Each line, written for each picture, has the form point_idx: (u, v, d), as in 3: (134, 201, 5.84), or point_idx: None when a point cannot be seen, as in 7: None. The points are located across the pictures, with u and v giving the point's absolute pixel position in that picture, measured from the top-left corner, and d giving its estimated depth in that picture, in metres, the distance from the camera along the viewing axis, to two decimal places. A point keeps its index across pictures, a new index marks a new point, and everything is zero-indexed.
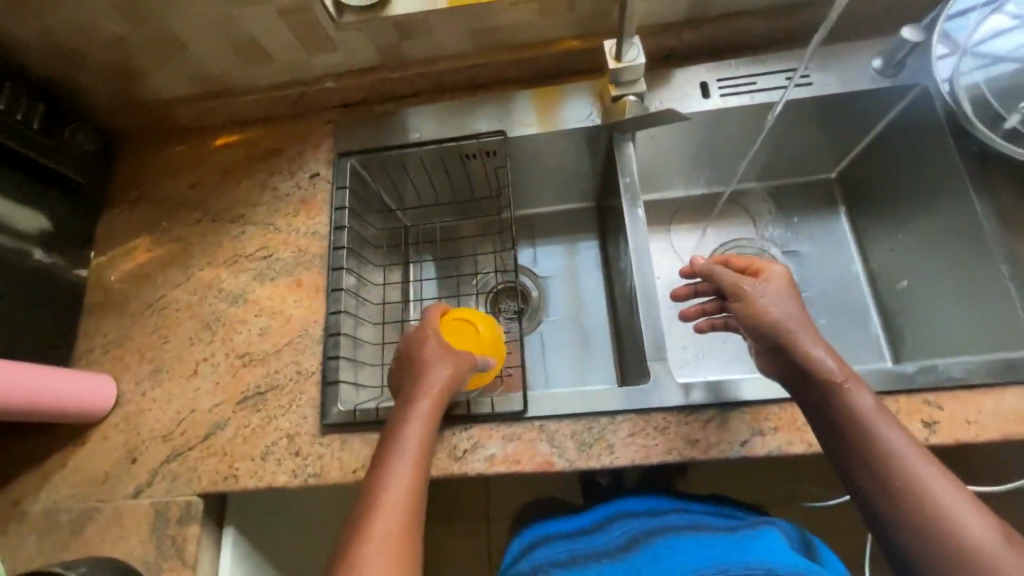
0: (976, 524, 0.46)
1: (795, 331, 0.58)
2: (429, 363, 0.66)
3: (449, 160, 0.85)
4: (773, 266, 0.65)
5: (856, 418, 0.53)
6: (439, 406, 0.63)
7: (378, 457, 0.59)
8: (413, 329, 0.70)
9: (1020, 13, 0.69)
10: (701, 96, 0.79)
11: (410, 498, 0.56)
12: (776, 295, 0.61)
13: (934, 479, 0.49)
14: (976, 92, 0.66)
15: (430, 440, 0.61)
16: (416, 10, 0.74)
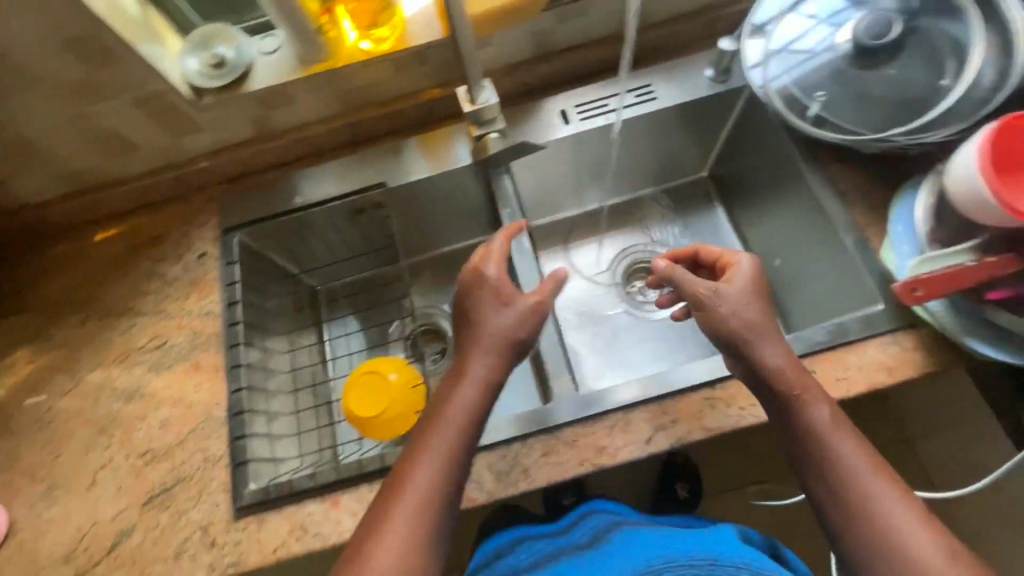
0: (910, 537, 0.50)
1: (758, 332, 0.60)
2: (489, 312, 0.63)
3: (337, 218, 0.87)
4: (741, 258, 0.65)
5: (811, 430, 0.56)
6: (488, 388, 0.61)
7: (414, 441, 0.59)
8: (481, 256, 0.67)
9: (815, 13, 0.75)
10: (561, 122, 0.84)
11: (430, 494, 0.55)
12: (741, 293, 0.62)
13: (878, 490, 0.53)
14: (783, 92, 0.72)
15: (472, 424, 0.59)
16: (273, 84, 0.75)
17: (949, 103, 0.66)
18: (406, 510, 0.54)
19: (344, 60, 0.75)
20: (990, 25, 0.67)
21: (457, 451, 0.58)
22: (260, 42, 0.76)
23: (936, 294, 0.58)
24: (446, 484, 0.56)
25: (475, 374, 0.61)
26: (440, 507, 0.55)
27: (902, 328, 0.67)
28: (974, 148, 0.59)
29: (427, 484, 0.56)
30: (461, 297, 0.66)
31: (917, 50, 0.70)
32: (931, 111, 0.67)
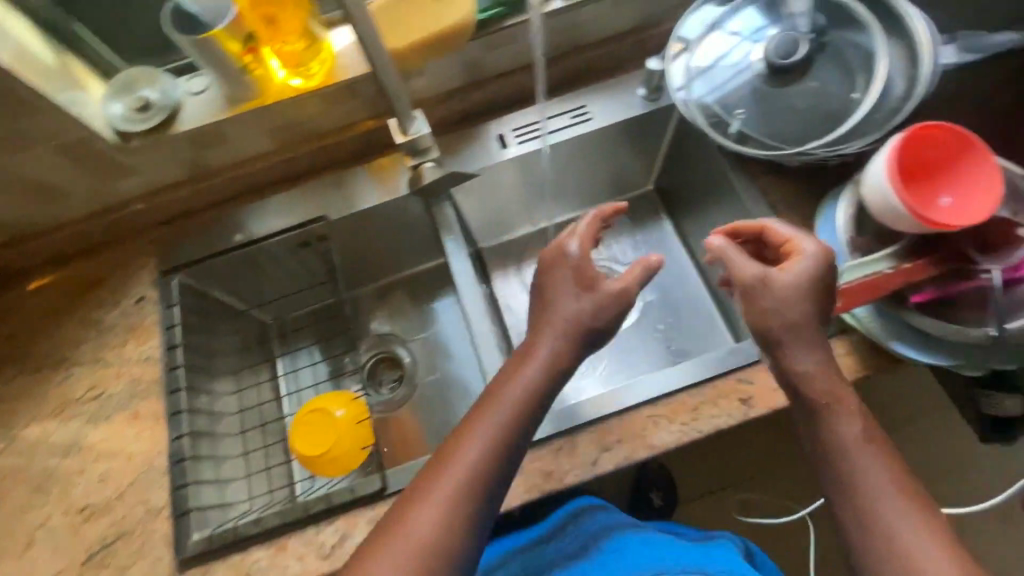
0: (914, 545, 0.50)
1: (805, 328, 0.58)
2: (559, 302, 0.65)
3: (280, 253, 0.86)
4: (813, 245, 0.60)
5: (836, 445, 0.55)
6: (546, 380, 0.62)
7: (464, 423, 0.61)
8: (562, 241, 0.68)
9: (738, 30, 0.76)
10: (498, 146, 0.85)
11: (470, 475, 0.57)
12: (794, 285, 0.59)
13: (889, 499, 0.52)
14: (706, 109, 0.74)
15: (525, 415, 0.61)
16: (202, 123, 0.74)
17: (860, 116, 0.69)
18: (449, 483, 0.56)
19: (273, 98, 0.74)
20: (895, 40, 0.71)
21: (505, 440, 0.59)
22: (188, 83, 0.75)
23: (853, 305, 0.61)
24: (488, 471, 0.58)
25: (512, 387, 0.62)
26: (478, 490, 0.57)
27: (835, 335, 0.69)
28: (883, 160, 0.61)
29: (470, 465, 0.57)
30: (543, 281, 0.67)
31: (832, 64, 0.72)
32: (843, 124, 0.70)
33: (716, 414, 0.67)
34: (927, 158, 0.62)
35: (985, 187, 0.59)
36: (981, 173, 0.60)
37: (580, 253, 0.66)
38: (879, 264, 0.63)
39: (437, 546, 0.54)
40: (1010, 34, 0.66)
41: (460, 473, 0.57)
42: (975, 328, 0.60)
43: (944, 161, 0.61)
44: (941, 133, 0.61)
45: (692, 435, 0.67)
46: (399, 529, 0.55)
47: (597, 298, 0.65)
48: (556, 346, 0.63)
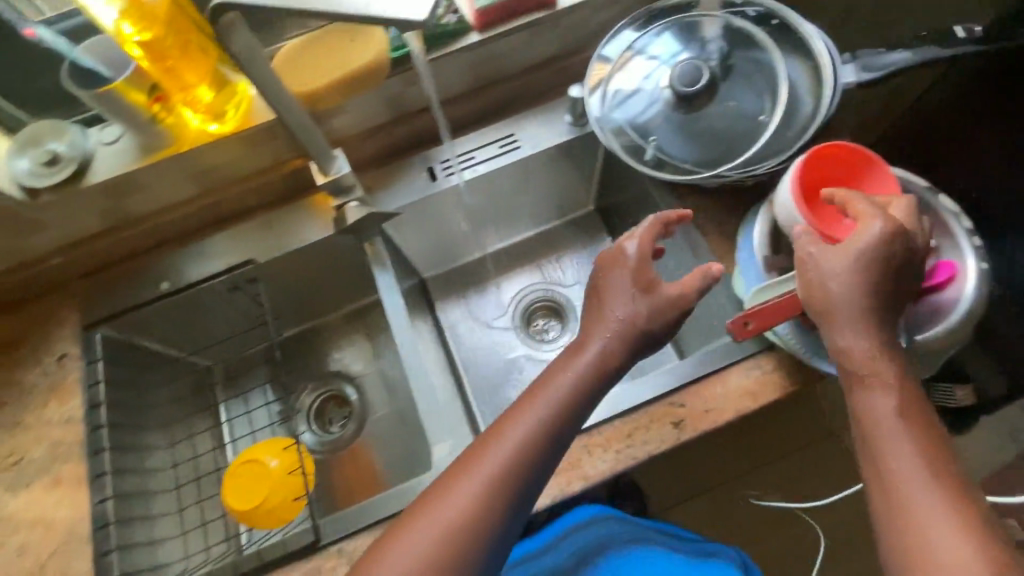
0: (941, 528, 0.50)
1: (857, 312, 0.56)
2: (613, 297, 0.63)
3: (207, 301, 0.84)
4: (876, 225, 0.56)
5: (870, 420, 0.55)
6: (596, 373, 0.62)
7: (512, 409, 0.61)
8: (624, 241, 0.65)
9: (655, 54, 0.78)
10: (427, 179, 0.85)
11: (512, 459, 0.57)
12: (847, 271, 0.56)
13: (922, 481, 0.52)
14: (624, 135, 0.75)
15: (570, 408, 0.60)
16: (116, 173, 0.72)
17: (767, 139, 0.71)
18: (491, 463, 0.57)
19: (189, 144, 0.72)
20: (799, 62, 0.73)
21: (551, 428, 0.59)
22: (99, 133, 0.73)
23: (768, 326, 0.61)
24: (531, 457, 0.58)
25: (561, 380, 0.61)
26: (519, 474, 0.57)
27: (762, 352, 0.69)
28: (789, 184, 0.62)
29: (513, 447, 0.58)
30: (604, 279, 0.64)
31: (742, 87, 0.74)
32: (754, 146, 0.71)
33: (648, 439, 0.68)
34: (830, 177, 0.63)
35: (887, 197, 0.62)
36: (881, 184, 0.62)
37: (638, 253, 0.64)
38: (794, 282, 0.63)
39: (472, 523, 0.55)
40: (903, 52, 0.67)
41: (503, 455, 0.57)
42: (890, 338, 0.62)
43: (848, 176, 0.63)
44: (840, 151, 0.62)
45: (626, 462, 0.67)
46: (438, 501, 0.56)
47: (659, 300, 0.62)
48: (606, 346, 0.62)
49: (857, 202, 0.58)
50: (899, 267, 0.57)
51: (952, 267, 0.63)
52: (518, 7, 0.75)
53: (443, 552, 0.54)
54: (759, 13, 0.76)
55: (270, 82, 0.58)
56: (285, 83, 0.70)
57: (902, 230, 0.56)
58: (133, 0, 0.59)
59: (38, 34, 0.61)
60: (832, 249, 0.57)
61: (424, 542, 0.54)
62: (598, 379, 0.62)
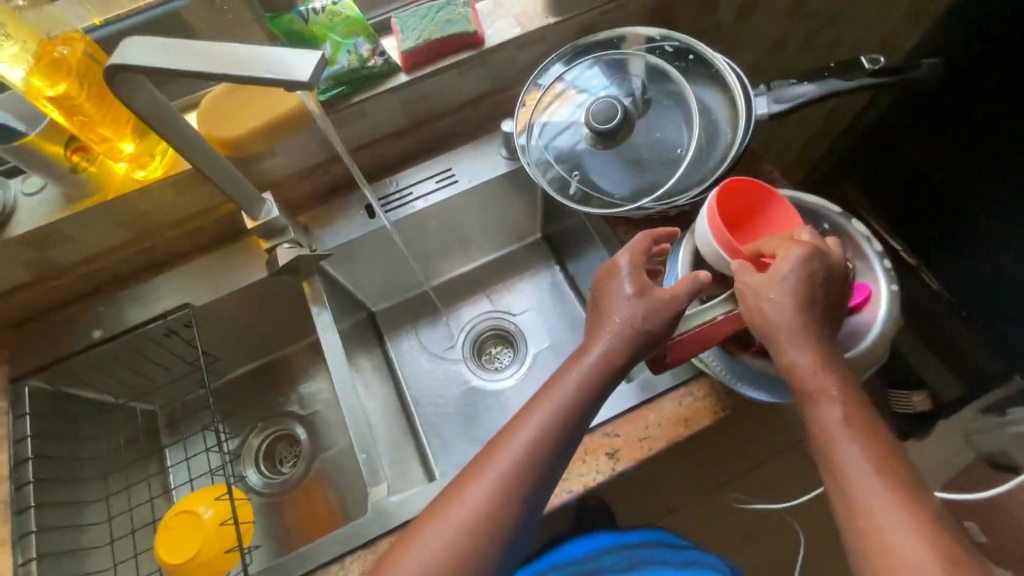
0: (899, 531, 0.49)
1: (802, 329, 0.56)
2: (611, 301, 0.61)
3: (141, 347, 0.82)
4: (793, 250, 0.57)
5: (822, 432, 0.54)
6: (604, 373, 0.59)
7: (521, 413, 0.59)
8: (623, 254, 0.63)
9: (583, 88, 0.79)
10: (366, 217, 0.86)
11: (521, 463, 0.55)
12: (789, 292, 0.56)
13: (875, 483, 0.51)
14: (552, 168, 0.76)
15: (580, 409, 0.58)
16: (39, 224, 0.71)
17: (688, 171, 0.73)
18: (501, 467, 0.55)
19: (116, 192, 0.72)
20: (716, 93, 0.75)
21: (560, 430, 0.57)
22: (22, 183, 0.73)
23: (684, 360, 0.62)
24: (541, 459, 0.56)
25: (566, 385, 0.59)
26: (529, 476, 0.55)
27: (694, 378, 0.71)
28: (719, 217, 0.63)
29: (521, 451, 0.56)
30: (599, 295, 0.63)
31: (663, 120, 0.76)
32: (676, 177, 0.73)
33: (583, 473, 0.67)
34: (742, 206, 0.66)
35: (784, 214, 0.66)
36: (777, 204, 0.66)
37: (632, 265, 0.62)
38: (713, 311, 0.63)
39: (484, 528, 0.53)
40: (808, 85, 0.70)
41: (513, 460, 0.55)
42: None
43: (748, 202, 0.67)
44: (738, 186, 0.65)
45: (563, 496, 0.67)
46: (448, 507, 0.55)
47: (656, 302, 0.59)
48: (603, 355, 0.59)
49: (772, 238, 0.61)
50: (828, 285, 0.57)
51: (866, 289, 0.65)
52: (443, 49, 0.78)
53: (454, 560, 0.52)
54: (677, 48, 0.79)
55: (185, 133, 0.58)
56: (203, 131, 0.71)
57: (819, 251, 0.58)
58: (42, 56, 0.60)
59: None
60: (759, 275, 0.59)
61: (434, 550, 0.53)
62: (605, 383, 0.59)
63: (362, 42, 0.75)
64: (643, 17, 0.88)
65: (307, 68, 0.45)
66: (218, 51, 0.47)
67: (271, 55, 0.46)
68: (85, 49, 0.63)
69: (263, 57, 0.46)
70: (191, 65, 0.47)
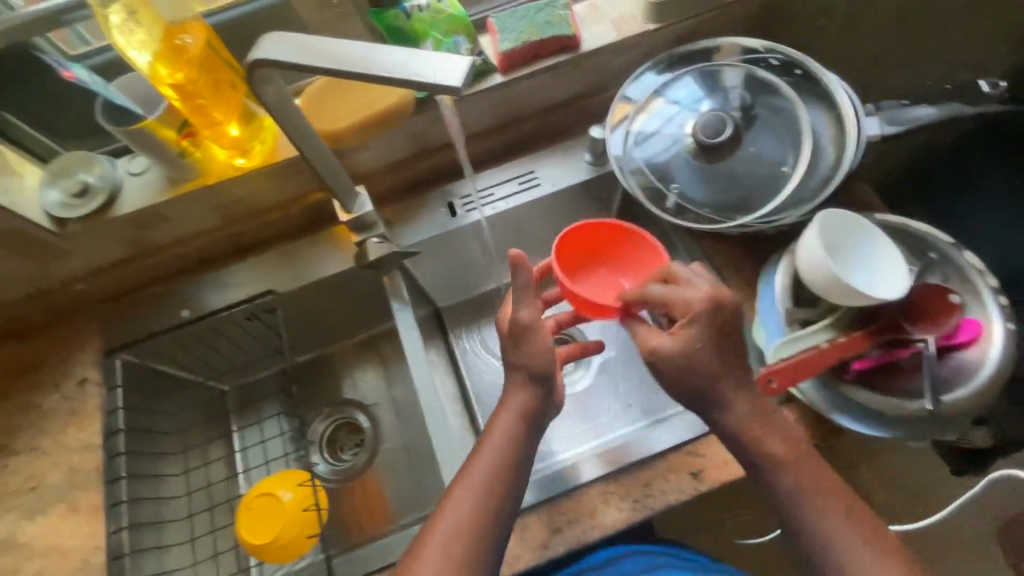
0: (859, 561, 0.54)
1: (716, 387, 0.59)
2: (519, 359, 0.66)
3: (228, 328, 0.85)
4: (694, 303, 0.59)
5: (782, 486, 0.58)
6: (528, 426, 0.65)
7: (460, 471, 0.63)
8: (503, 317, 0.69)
9: (677, 98, 0.78)
10: (447, 215, 0.86)
11: (488, 490, 0.61)
12: (699, 353, 0.58)
13: (835, 520, 0.55)
14: (643, 177, 0.75)
15: (514, 463, 0.63)
16: (143, 205, 0.73)
17: (795, 189, 0.70)
18: (465, 502, 0.60)
19: (216, 177, 0.74)
20: (825, 111, 0.73)
21: (512, 459, 0.63)
22: (127, 163, 0.75)
23: (789, 384, 0.61)
24: (502, 487, 0.62)
25: (504, 423, 0.65)
26: (496, 503, 0.61)
27: (782, 403, 0.69)
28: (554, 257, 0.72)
29: (486, 479, 0.61)
30: (503, 349, 0.68)
31: (768, 135, 0.74)
32: (782, 194, 0.71)
33: (667, 489, 0.67)
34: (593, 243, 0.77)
35: (631, 253, 0.77)
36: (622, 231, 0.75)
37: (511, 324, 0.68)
38: (817, 336, 0.63)
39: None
40: (929, 107, 0.68)
41: (468, 501, 0.60)
42: (911, 400, 0.62)
43: (591, 245, 0.78)
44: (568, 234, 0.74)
45: (642, 512, 0.66)
46: (432, 534, 0.59)
47: (541, 344, 0.65)
48: (520, 416, 0.65)
49: (658, 288, 0.61)
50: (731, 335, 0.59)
51: (977, 327, 0.62)
52: (541, 51, 0.77)
53: None
54: (783, 62, 0.77)
55: (302, 127, 0.59)
56: (312, 122, 0.72)
57: (717, 301, 0.59)
58: (168, 44, 0.61)
59: (77, 76, 0.61)
60: (664, 337, 0.60)
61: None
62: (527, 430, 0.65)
63: (463, 41, 0.75)
64: (741, 26, 0.85)
65: (458, 73, 0.44)
66: (357, 54, 0.48)
67: (412, 59, 0.46)
68: (206, 40, 0.64)
69: (403, 60, 0.46)
70: (328, 64, 0.48)
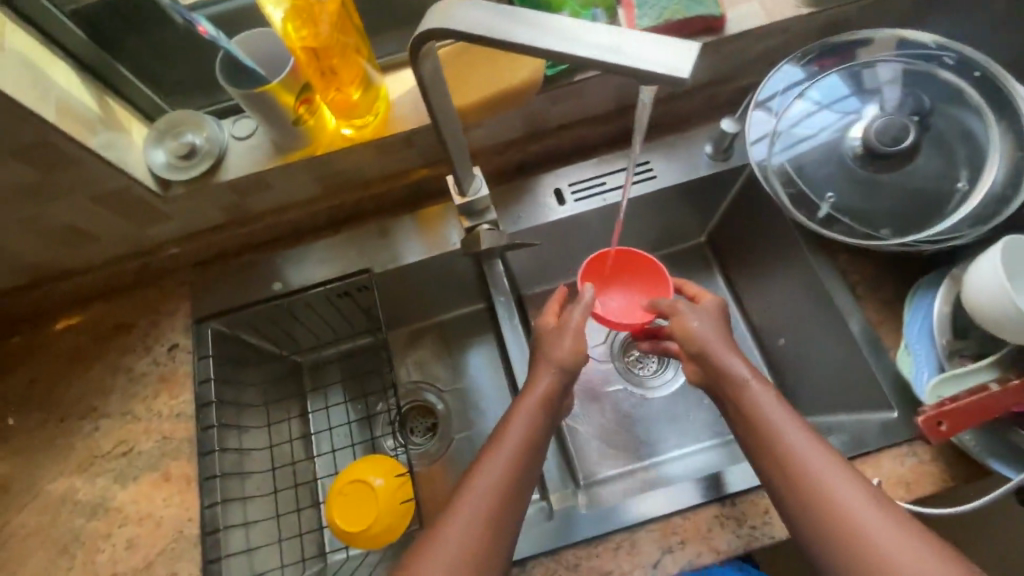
0: (911, 558, 0.47)
1: (708, 352, 0.63)
2: (552, 340, 0.65)
3: (320, 304, 0.81)
4: (711, 296, 0.71)
5: (789, 458, 0.54)
6: (548, 413, 0.61)
7: (489, 443, 0.59)
8: (541, 321, 0.69)
9: (822, 98, 0.73)
10: (555, 202, 0.80)
11: (519, 457, 0.58)
12: (705, 320, 0.66)
13: (849, 493, 0.51)
14: (784, 179, 0.70)
15: (533, 454, 0.59)
16: (247, 172, 0.70)
17: (969, 211, 0.65)
18: (492, 471, 0.56)
19: (325, 147, 0.70)
20: (1003, 125, 0.67)
21: (540, 434, 0.60)
22: (232, 125, 0.71)
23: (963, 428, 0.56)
24: (528, 459, 0.58)
25: (528, 404, 0.61)
26: (524, 474, 0.57)
27: (919, 438, 0.64)
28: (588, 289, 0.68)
29: (516, 445, 0.58)
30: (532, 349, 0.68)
31: (934, 145, 0.68)
32: (953, 215, 0.66)
33: None
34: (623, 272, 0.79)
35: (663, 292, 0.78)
36: (659, 267, 0.77)
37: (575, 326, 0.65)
38: (980, 375, 0.60)
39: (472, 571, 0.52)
40: None
41: (503, 465, 0.57)
42: None
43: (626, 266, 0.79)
44: (595, 260, 0.78)
45: (761, 541, 0.63)
46: (463, 498, 0.55)
47: (576, 341, 0.64)
48: (541, 400, 0.61)
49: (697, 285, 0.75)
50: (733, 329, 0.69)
51: None
52: (682, 30, 0.70)
53: (473, 557, 0.52)
54: (959, 62, 0.70)
55: (447, 106, 0.54)
56: (453, 98, 0.68)
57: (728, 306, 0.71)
58: None
59: (209, 32, 0.54)
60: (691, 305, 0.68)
61: (455, 549, 0.52)
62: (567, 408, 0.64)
63: (600, 14, 0.69)
64: (901, 17, 0.77)
65: (687, 60, 0.39)
66: (550, 27, 0.43)
67: (623, 44, 0.41)
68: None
69: (614, 46, 0.41)
70: (511, 36, 0.43)
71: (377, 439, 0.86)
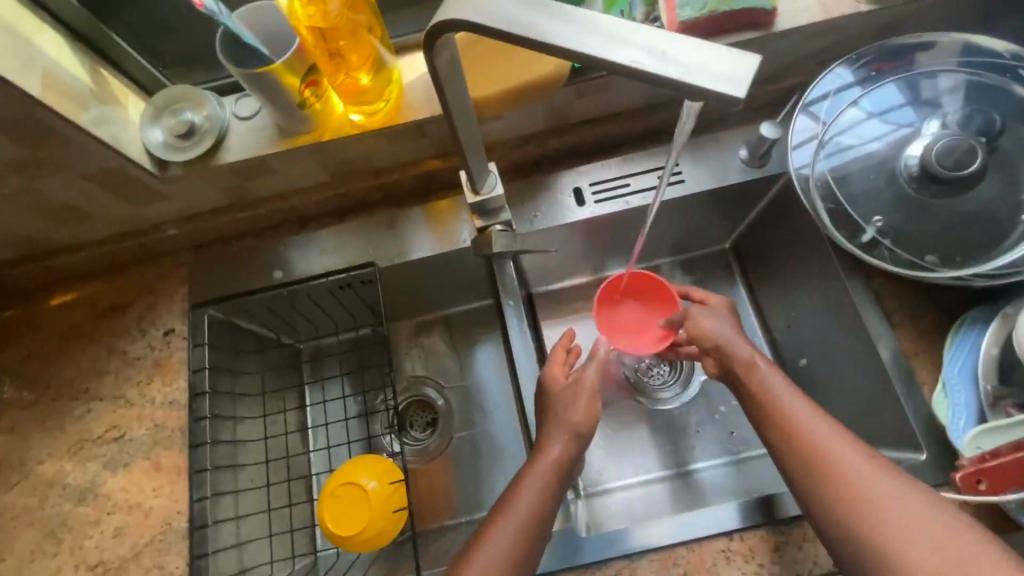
0: (885, 491, 0.49)
1: (722, 347, 0.63)
2: (567, 402, 0.64)
3: (321, 295, 0.77)
4: (717, 299, 0.70)
5: (778, 412, 0.56)
6: (562, 477, 0.60)
7: (494, 509, 0.58)
8: (547, 372, 0.68)
9: (874, 107, 0.66)
10: (573, 202, 0.75)
11: (531, 522, 0.56)
12: (717, 316, 0.66)
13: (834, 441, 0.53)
14: (825, 193, 0.65)
15: (545, 511, 0.57)
16: (248, 155, 0.65)
17: None
18: (501, 536, 0.55)
19: (331, 133, 0.65)
20: None
21: (552, 498, 0.58)
22: (234, 104, 0.67)
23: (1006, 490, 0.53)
24: (540, 531, 0.56)
25: (541, 469, 0.60)
26: (535, 541, 0.56)
27: (946, 483, 0.60)
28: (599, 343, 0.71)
29: (532, 509, 0.57)
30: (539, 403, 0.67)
31: (997, 167, 0.62)
32: (1013, 249, 0.60)
33: (799, 560, 0.60)
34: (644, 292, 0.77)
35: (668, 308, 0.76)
36: (661, 283, 0.76)
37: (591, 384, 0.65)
38: None
39: None
40: None
41: (516, 524, 0.56)
42: None
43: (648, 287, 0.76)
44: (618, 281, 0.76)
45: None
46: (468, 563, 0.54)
47: (590, 403, 0.64)
48: (554, 466, 0.60)
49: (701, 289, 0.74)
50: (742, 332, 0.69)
51: None
52: (726, 25, 0.63)
53: None
54: None
55: (463, 101, 0.49)
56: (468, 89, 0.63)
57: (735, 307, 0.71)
58: None
59: (207, 6, 0.49)
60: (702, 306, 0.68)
61: None
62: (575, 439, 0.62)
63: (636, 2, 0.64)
64: (969, 18, 0.69)
65: (744, 80, 0.34)
66: (585, 26, 0.37)
67: (669, 50, 0.36)
68: None
69: (660, 51, 0.36)
70: (541, 35, 0.38)
71: (373, 438, 0.84)
